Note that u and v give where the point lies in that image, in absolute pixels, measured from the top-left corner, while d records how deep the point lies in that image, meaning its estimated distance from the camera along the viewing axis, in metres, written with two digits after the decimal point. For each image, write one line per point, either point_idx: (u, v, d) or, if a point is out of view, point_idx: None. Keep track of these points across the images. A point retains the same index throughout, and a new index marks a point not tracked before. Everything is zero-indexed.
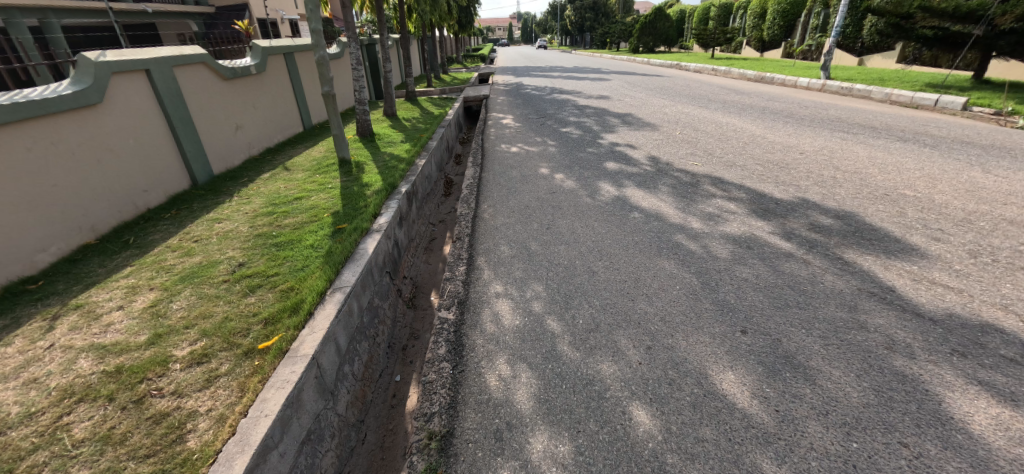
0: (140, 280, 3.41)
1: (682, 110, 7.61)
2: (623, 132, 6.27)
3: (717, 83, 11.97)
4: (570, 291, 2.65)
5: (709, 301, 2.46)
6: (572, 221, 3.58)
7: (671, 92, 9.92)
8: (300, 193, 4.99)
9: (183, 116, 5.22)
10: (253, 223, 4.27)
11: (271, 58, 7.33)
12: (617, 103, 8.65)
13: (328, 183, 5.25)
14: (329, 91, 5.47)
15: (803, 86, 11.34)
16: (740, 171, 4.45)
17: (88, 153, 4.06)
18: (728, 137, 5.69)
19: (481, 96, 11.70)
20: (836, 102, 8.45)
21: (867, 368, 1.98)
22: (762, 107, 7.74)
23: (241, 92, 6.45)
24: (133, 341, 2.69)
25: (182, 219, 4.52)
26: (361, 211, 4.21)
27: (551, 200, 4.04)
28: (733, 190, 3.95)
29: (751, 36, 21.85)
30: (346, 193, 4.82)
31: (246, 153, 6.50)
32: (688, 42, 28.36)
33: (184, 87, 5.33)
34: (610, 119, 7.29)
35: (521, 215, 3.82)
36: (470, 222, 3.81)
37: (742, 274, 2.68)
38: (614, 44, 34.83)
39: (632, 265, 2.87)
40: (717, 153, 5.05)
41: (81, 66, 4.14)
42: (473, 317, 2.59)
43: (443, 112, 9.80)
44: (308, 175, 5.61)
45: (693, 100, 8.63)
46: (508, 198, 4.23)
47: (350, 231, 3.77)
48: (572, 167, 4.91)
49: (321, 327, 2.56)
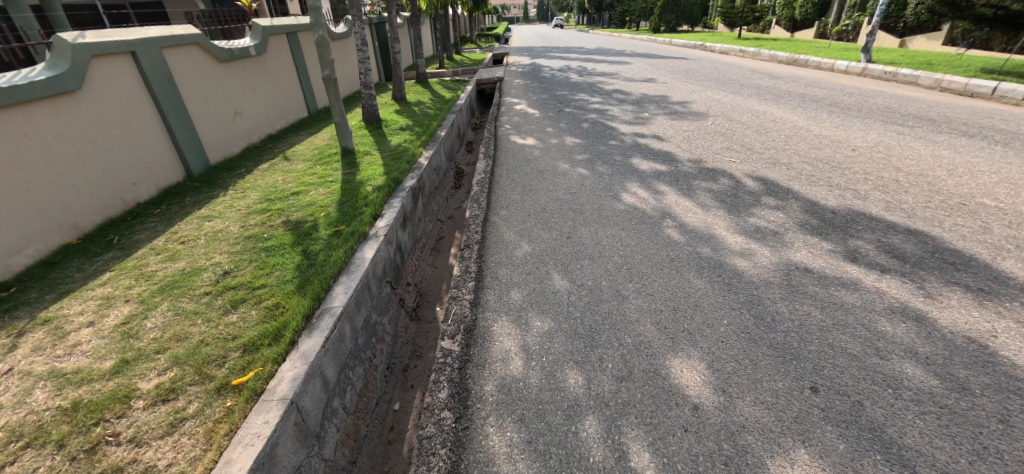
0: (117, 289, 3.10)
1: (712, 97, 7.00)
2: (649, 122, 5.74)
3: (748, 65, 11.22)
4: (596, 324, 2.24)
5: (766, 345, 2.02)
6: (595, 228, 3.15)
7: (700, 75, 9.25)
8: (298, 188, 4.62)
9: (174, 102, 4.86)
10: (244, 222, 3.92)
11: (272, 38, 6.89)
12: (641, 89, 8.05)
13: (328, 176, 4.86)
14: (331, 75, 5.03)
15: (841, 70, 10.54)
16: (785, 170, 3.94)
17: (67, 144, 3.74)
18: (767, 128, 5.14)
19: (495, 79, 11.13)
20: (881, 89, 7.73)
21: (982, 451, 1.53)
22: (801, 93, 7.08)
23: (239, 74, 6.07)
24: (97, 368, 2.38)
25: (171, 216, 4.19)
26: (362, 211, 3.82)
27: (571, 202, 3.60)
28: (779, 193, 3.46)
29: (782, 14, 20.60)
30: (346, 189, 4.44)
31: (247, 141, 6.15)
32: (713, 21, 27.14)
33: (176, 71, 4.95)
34: (634, 107, 6.74)
35: (538, 219, 3.39)
36: (480, 227, 3.41)
37: (803, 308, 2.23)
38: (633, 22, 33.46)
39: (669, 290, 2.43)
40: (757, 147, 4.54)
41: (58, 48, 3.78)
42: (482, 352, 2.20)
43: (455, 96, 9.29)
44: (309, 166, 5.23)
45: (724, 84, 7.95)
46: (522, 199, 3.80)
47: (347, 235, 3.40)
48: (593, 163, 4.45)
49: (305, 360, 2.20)
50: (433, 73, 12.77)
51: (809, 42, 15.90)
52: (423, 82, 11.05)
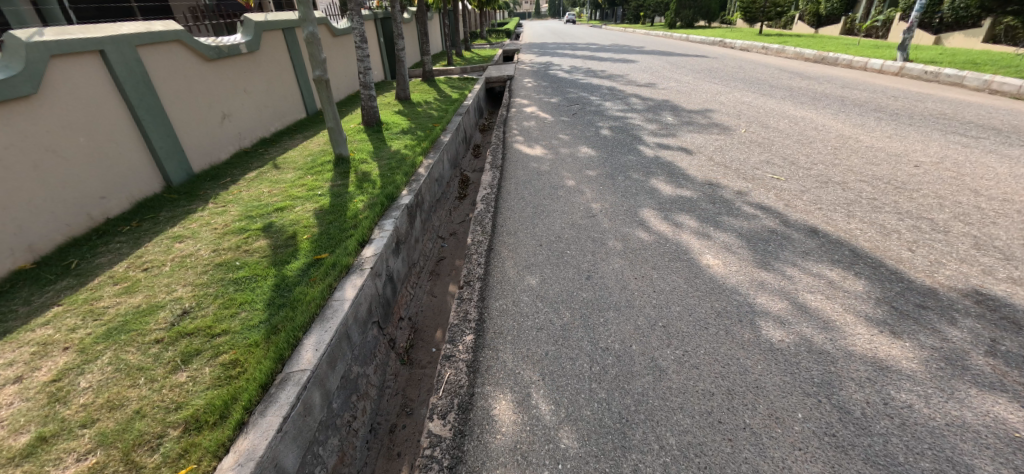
0: (59, 331, 2.65)
1: (741, 99, 6.42)
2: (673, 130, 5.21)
3: (775, 64, 10.55)
4: (627, 411, 1.73)
5: (862, 458, 1.49)
6: (621, 266, 2.63)
7: (724, 74, 8.63)
8: (283, 202, 4.16)
9: (150, 106, 4.42)
10: (217, 245, 3.46)
11: (266, 35, 6.44)
12: (662, 91, 7.49)
13: (318, 189, 4.39)
14: (322, 75, 4.55)
15: (876, 68, 9.84)
16: (840, 191, 3.39)
17: (20, 157, 3.30)
18: (810, 138, 4.57)
19: (504, 78, 10.61)
20: (927, 91, 7.07)
21: None
22: (839, 96, 6.47)
23: (228, 72, 5.62)
24: (7, 449, 1.93)
25: (140, 235, 3.75)
26: (348, 234, 3.34)
27: (589, 228, 3.08)
28: (837, 225, 2.93)
29: (806, 9, 19.73)
30: (335, 205, 3.96)
31: (236, 146, 5.71)
32: (731, 17, 26.27)
33: (154, 71, 4.51)
34: (655, 114, 6.20)
35: (550, 249, 2.88)
36: (483, 258, 2.90)
37: (903, 398, 1.70)
38: (648, 18, 32.53)
39: (720, 362, 1.91)
40: (802, 162, 3.98)
41: (10, 47, 3.33)
42: (480, 446, 1.70)
43: (462, 96, 8.78)
44: (298, 176, 4.77)
45: (752, 86, 7.35)
46: (533, 222, 3.29)
47: (328, 267, 2.92)
48: (613, 180, 3.93)
49: (253, 452, 1.72)
50: (440, 71, 12.27)
51: (836, 39, 15.10)
52: (428, 80, 10.56)
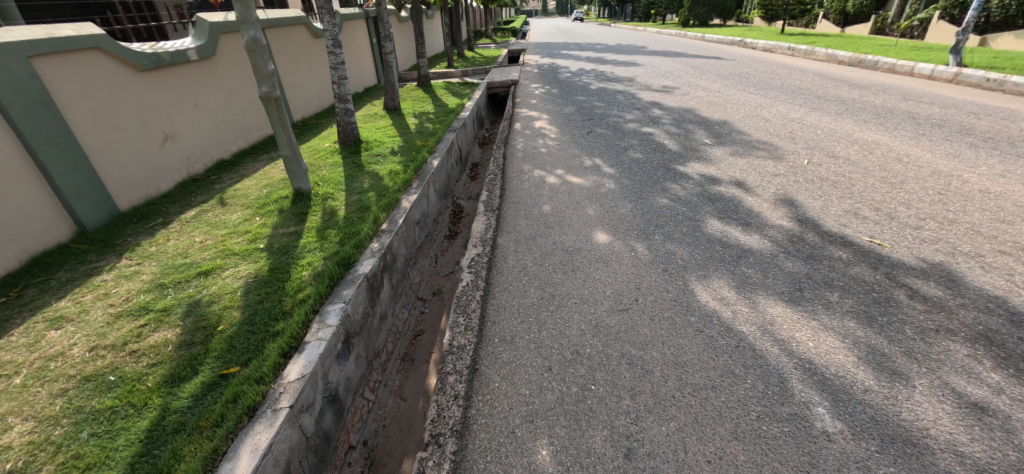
0: None
1: (789, 114, 5.37)
2: (715, 158, 4.18)
3: (811, 68, 9.46)
4: None
5: None
6: (681, 430, 1.61)
7: (759, 82, 7.57)
8: (211, 262, 3.19)
9: (53, 133, 3.46)
10: (99, 340, 2.48)
11: (225, 38, 5.45)
12: (690, 101, 6.43)
13: (260, 241, 3.41)
14: (270, 92, 3.53)
15: (925, 74, 8.75)
16: (981, 272, 2.36)
17: None
18: (899, 175, 3.54)
19: (508, 83, 9.58)
20: (1004, 104, 6.00)
21: None
22: (906, 112, 5.40)
23: (172, 84, 4.65)
24: None
25: (10, 315, 2.78)
26: (277, 329, 2.36)
27: (622, 335, 2.07)
28: (1008, 344, 1.89)
29: (830, 7, 18.55)
30: (275, 270, 2.97)
31: (182, 173, 4.75)
32: (747, 16, 25.07)
33: (59, 88, 3.56)
34: (687, 128, 5.16)
35: (565, 379, 1.87)
36: (465, 389, 1.91)
37: None
38: (659, 15, 31.37)
39: None
40: (902, 215, 2.95)
41: None
42: None
43: (459, 104, 7.77)
44: (243, 219, 3.78)
45: (795, 96, 6.27)
46: (540, 313, 2.28)
47: (229, 401, 1.94)
48: (648, 233, 2.89)
49: None
50: (438, 74, 11.28)
51: (868, 40, 13.98)
52: (423, 86, 9.56)
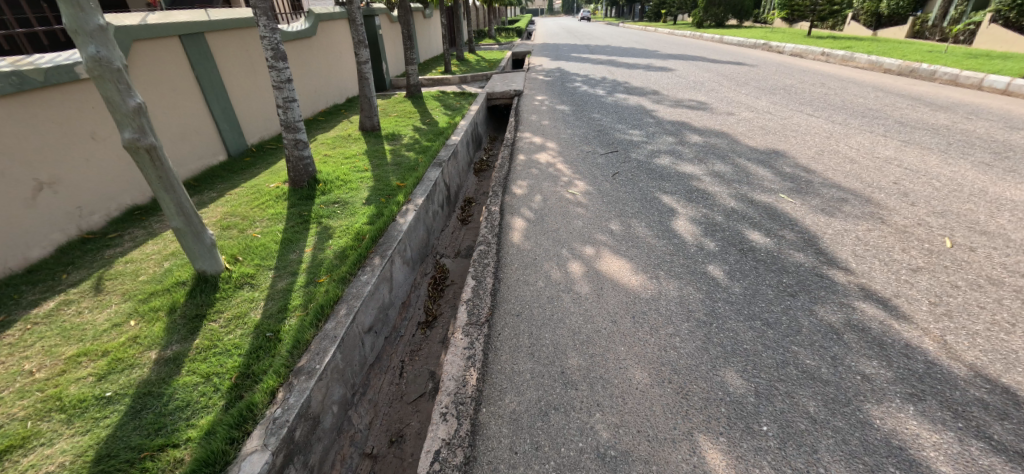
0: None
1: (875, 149, 4.11)
2: (802, 222, 2.91)
3: (861, 79, 8.14)
4: None
5: None
6: None
7: (812, 98, 6.28)
8: (17, 429, 1.95)
9: None
10: None
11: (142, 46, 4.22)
12: (735, 125, 5.16)
13: (113, 379, 2.16)
14: (138, 139, 2.30)
15: (1001, 88, 7.40)
16: None
17: None
18: None
19: (511, 93, 8.29)
20: None
21: None
22: None
23: (51, 113, 3.41)
24: None
25: None
26: None
27: None
28: None
29: (860, 8, 17.15)
30: (99, 466, 1.72)
31: (66, 233, 3.51)
32: (766, 17, 23.66)
33: None
34: (744, 167, 3.90)
35: None
36: None
37: None
38: (671, 14, 29.94)
39: None
40: None
41: None
42: None
43: (451, 121, 6.49)
44: (111, 325, 2.54)
45: (870, 122, 4.97)
46: None
47: None
48: (746, 415, 1.63)
49: None
50: (433, 81, 10.05)
51: (909, 45, 12.59)
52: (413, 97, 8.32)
